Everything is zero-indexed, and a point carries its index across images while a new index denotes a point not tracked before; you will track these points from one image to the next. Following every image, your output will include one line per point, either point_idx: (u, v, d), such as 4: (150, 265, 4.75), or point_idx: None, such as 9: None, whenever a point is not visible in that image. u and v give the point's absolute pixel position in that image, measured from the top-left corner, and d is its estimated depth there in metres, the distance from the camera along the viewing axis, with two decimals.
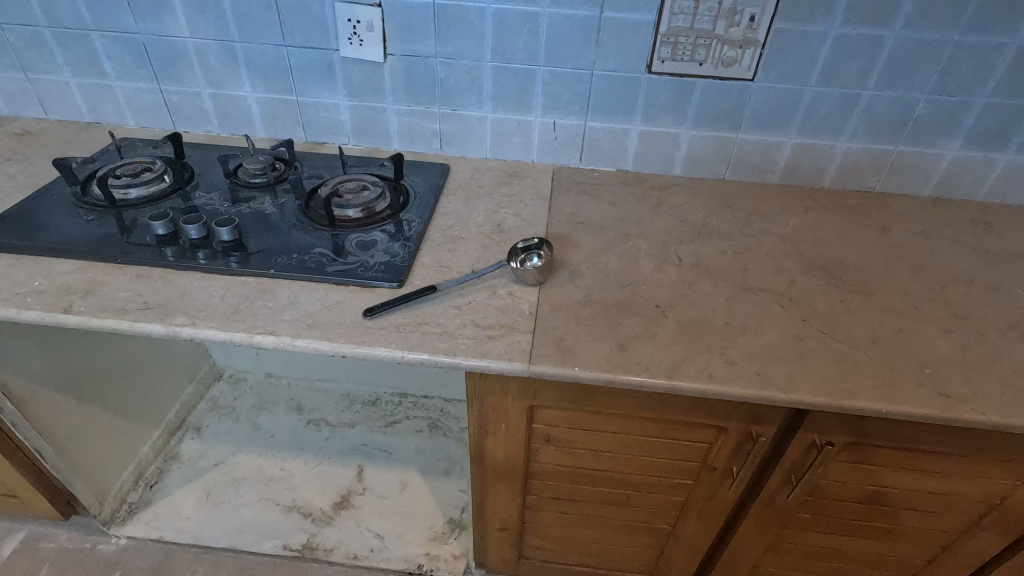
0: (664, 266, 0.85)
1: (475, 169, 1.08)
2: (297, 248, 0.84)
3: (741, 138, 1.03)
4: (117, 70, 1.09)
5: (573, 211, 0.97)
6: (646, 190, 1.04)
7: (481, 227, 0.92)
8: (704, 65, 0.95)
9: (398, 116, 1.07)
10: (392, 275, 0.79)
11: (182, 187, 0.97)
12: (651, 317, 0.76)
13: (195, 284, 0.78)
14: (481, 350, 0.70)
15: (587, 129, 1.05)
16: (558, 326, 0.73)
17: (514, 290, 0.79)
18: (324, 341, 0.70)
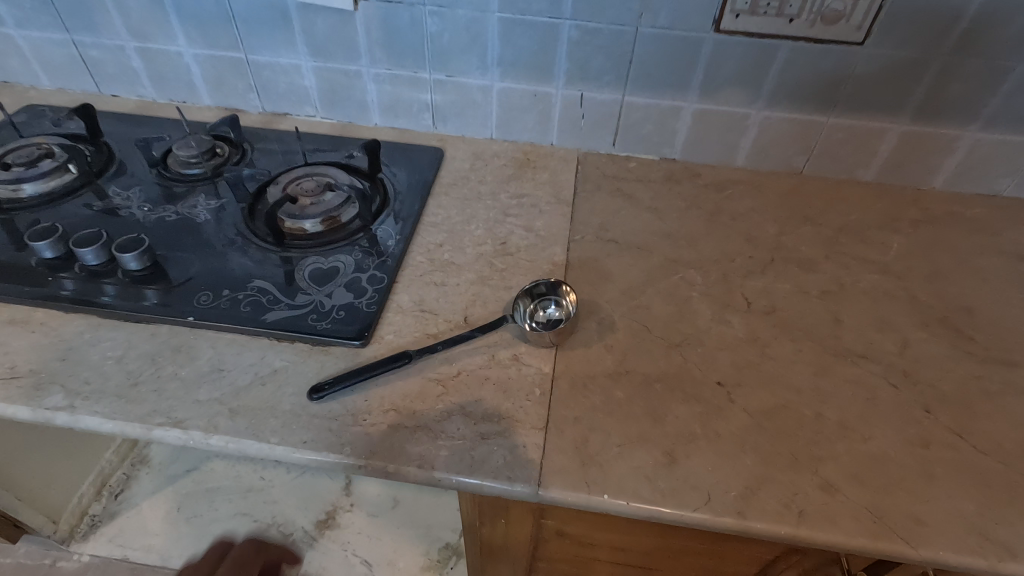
0: (726, 314, 0.62)
1: (477, 155, 0.83)
2: (230, 280, 0.63)
3: (833, 123, 0.76)
4: (14, 15, 0.84)
5: (602, 222, 0.73)
6: (699, 189, 0.79)
7: (480, 246, 0.69)
8: (795, 22, 0.68)
9: (377, 83, 0.82)
10: (354, 327, 0.58)
11: (93, 179, 0.75)
12: (710, 402, 0.54)
13: (86, 337, 0.57)
14: (469, 459, 0.49)
15: (625, 106, 0.79)
16: (579, 419, 0.52)
17: (519, 353, 0.57)
18: (249, 439, 0.50)
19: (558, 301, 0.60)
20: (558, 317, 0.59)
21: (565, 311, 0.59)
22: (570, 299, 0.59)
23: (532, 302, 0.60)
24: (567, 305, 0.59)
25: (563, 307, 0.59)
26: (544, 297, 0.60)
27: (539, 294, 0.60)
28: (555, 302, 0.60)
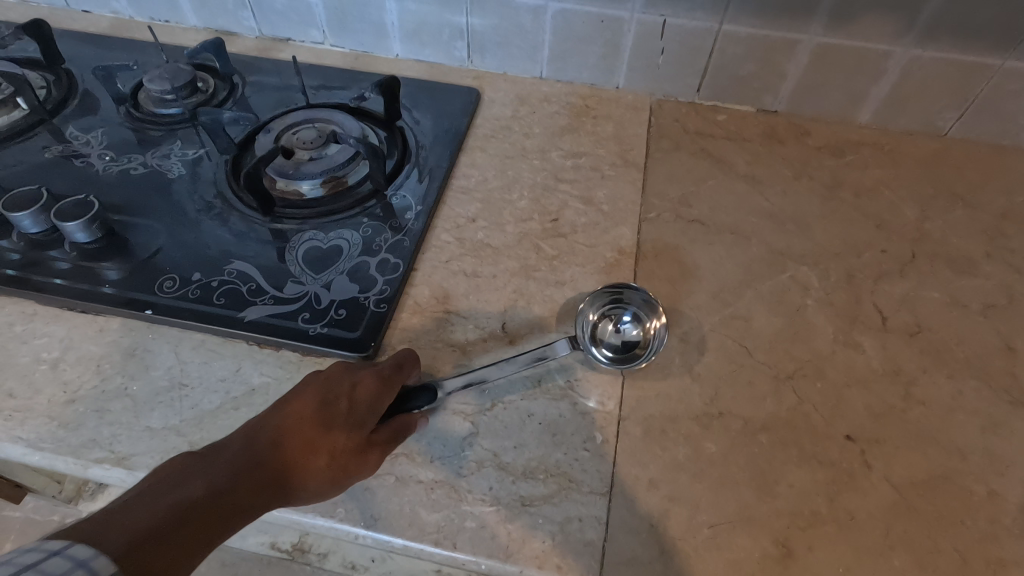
0: (855, 333, 0.46)
1: (522, 99, 0.66)
2: (203, 259, 0.49)
3: (1010, 68, 0.56)
4: None
5: (684, 195, 0.56)
6: (811, 153, 0.61)
7: (525, 223, 0.53)
8: None
9: (398, 0, 0.64)
10: (356, 334, 0.44)
11: (47, 118, 0.60)
12: (838, 466, 0.39)
13: (19, 330, 0.45)
14: (504, 535, 0.36)
15: (722, 38, 0.60)
16: (656, 484, 0.38)
17: (574, 380, 0.42)
18: None
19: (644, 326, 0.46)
20: (633, 345, 0.45)
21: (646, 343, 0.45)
22: (659, 325, 0.45)
23: (606, 307, 0.47)
24: (653, 338, 0.45)
25: (646, 337, 0.45)
26: (626, 313, 0.46)
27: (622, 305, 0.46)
28: (637, 321, 0.46)
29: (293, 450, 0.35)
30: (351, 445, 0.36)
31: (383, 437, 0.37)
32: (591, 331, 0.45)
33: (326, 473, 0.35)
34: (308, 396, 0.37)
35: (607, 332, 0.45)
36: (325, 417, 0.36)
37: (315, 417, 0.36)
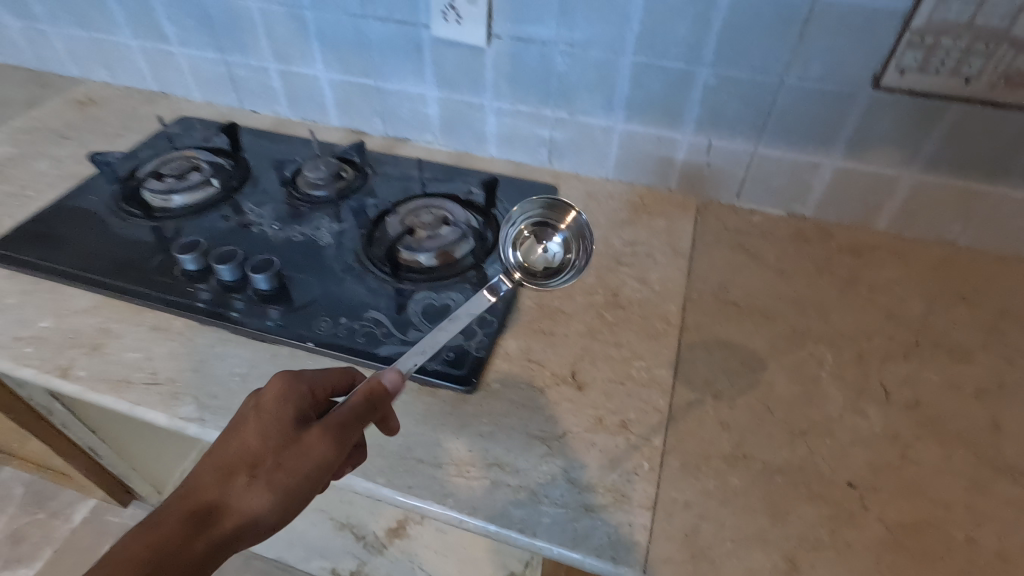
0: (861, 403, 0.56)
1: (591, 195, 0.82)
2: (347, 308, 0.65)
3: (1002, 194, 0.68)
4: (179, 35, 0.92)
5: (722, 281, 0.69)
6: (833, 252, 0.73)
7: (591, 295, 0.67)
8: (972, 81, 0.61)
9: (498, 116, 0.82)
10: (461, 373, 0.58)
11: (231, 194, 0.80)
12: (841, 506, 0.49)
13: (216, 351, 0.61)
14: (570, 532, 0.47)
15: (757, 157, 0.74)
16: (690, 505, 0.49)
17: (627, 420, 0.54)
18: (358, 477, 0.51)
19: (568, 239, 0.58)
20: (555, 261, 0.58)
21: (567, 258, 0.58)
22: (580, 251, 0.58)
23: (537, 224, 0.58)
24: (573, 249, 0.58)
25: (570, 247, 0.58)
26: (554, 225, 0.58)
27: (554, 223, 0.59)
28: (563, 241, 0.58)
29: (218, 486, 0.42)
30: (277, 450, 0.42)
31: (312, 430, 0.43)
32: (518, 240, 0.58)
33: (263, 479, 0.42)
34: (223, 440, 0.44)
35: (533, 247, 0.58)
36: (243, 439, 0.43)
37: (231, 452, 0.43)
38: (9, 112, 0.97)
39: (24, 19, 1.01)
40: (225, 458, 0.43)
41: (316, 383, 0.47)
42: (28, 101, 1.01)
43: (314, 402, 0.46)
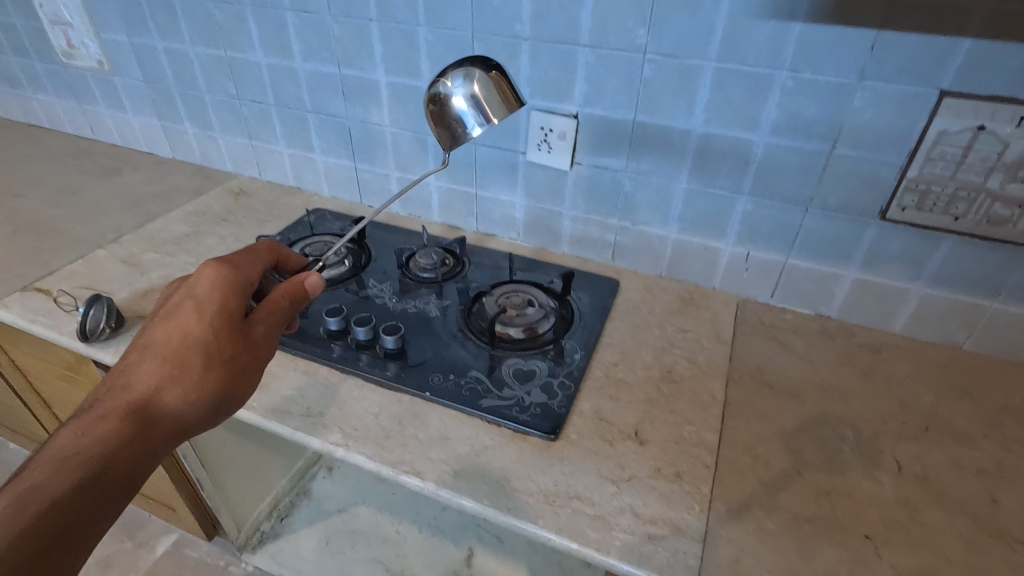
0: (877, 473, 0.68)
1: (647, 288, 0.99)
2: (454, 367, 0.81)
3: (998, 308, 0.81)
4: (322, 146, 1.17)
5: (759, 366, 0.83)
6: (854, 348, 0.87)
7: (649, 370, 0.82)
8: (961, 219, 0.77)
9: (573, 221, 1.02)
10: (547, 424, 0.72)
11: (358, 272, 1.01)
12: (858, 552, 0.60)
13: (354, 394, 0.78)
14: (637, 553, 0.60)
15: (788, 266, 0.90)
16: (734, 541, 0.61)
17: (681, 471, 0.68)
18: (469, 498, 0.65)
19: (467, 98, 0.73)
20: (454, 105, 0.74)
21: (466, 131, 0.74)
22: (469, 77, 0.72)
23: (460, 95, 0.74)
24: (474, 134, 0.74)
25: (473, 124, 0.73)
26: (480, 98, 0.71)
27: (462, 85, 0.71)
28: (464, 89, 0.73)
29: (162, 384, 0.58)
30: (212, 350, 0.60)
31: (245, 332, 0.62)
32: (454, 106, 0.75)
33: (202, 376, 0.59)
34: (165, 341, 0.60)
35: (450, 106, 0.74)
36: (186, 343, 0.59)
37: (173, 352, 0.59)
38: (181, 198, 1.23)
39: (201, 128, 1.29)
40: (171, 355, 0.59)
41: (240, 286, 0.64)
42: (195, 189, 1.27)
43: (240, 304, 0.64)
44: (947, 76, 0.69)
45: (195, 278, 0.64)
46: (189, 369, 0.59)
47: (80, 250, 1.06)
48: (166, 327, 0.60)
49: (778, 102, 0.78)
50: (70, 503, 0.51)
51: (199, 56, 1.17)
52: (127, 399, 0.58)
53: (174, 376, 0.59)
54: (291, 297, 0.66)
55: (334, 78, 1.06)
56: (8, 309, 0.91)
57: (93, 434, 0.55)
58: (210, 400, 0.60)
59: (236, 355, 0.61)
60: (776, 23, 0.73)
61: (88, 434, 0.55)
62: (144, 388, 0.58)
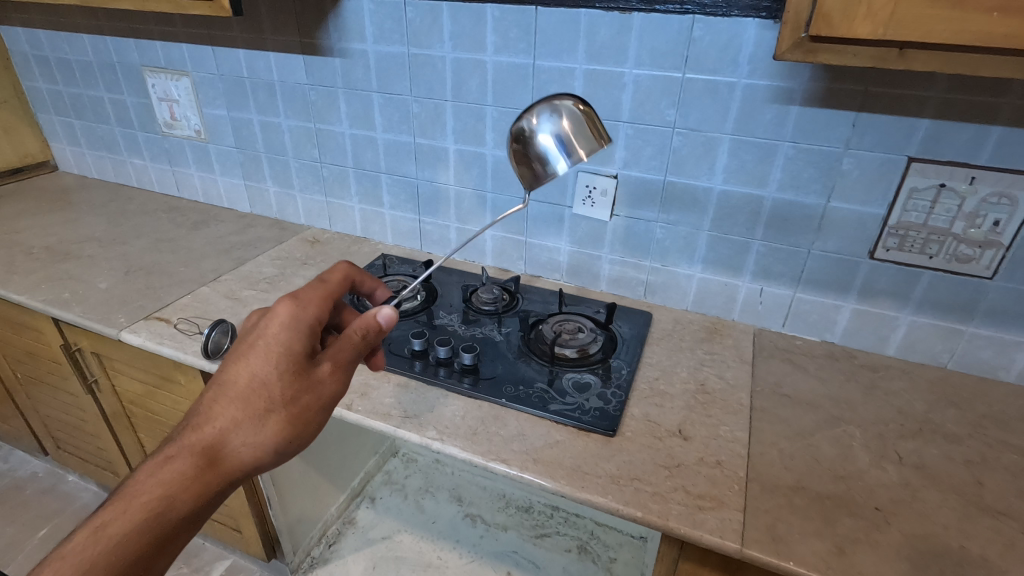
0: (883, 463, 0.83)
1: (677, 320, 1.15)
2: (522, 380, 0.97)
3: (973, 331, 0.98)
4: (391, 202, 1.37)
5: (778, 381, 0.98)
6: (857, 367, 1.03)
7: (686, 384, 0.97)
8: (935, 258, 0.95)
9: (611, 264, 1.20)
10: (606, 423, 0.87)
11: (428, 305, 1.17)
12: (871, 520, 0.74)
13: (440, 401, 0.93)
14: (692, 519, 0.73)
15: (796, 299, 1.08)
16: (769, 511, 0.75)
17: (721, 460, 0.82)
18: (548, 478, 0.79)
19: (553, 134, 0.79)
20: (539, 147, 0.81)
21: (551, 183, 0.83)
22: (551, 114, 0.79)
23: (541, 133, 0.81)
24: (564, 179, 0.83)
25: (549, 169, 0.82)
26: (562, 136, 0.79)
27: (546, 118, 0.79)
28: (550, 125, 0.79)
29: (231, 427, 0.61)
30: (281, 395, 0.62)
31: (312, 373, 0.64)
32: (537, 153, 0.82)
33: (271, 420, 0.62)
34: (236, 384, 0.62)
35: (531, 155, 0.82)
36: (256, 388, 0.62)
37: (242, 396, 0.62)
38: (264, 245, 1.42)
39: (282, 187, 1.49)
40: (241, 398, 0.62)
41: (308, 329, 0.66)
42: (275, 239, 1.46)
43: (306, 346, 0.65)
44: (913, 146, 0.89)
45: (271, 320, 0.65)
46: (254, 417, 0.61)
47: (187, 287, 1.23)
48: (237, 371, 0.63)
49: (783, 166, 0.98)
50: (144, 539, 0.57)
51: (291, 127, 1.38)
52: (195, 441, 0.60)
53: (240, 420, 0.61)
54: (364, 335, 0.66)
55: (409, 146, 1.27)
56: (136, 334, 1.07)
57: (163, 475, 0.58)
58: (273, 449, 0.62)
59: (299, 400, 0.63)
60: (778, 106, 0.94)
61: (161, 476, 0.58)
62: (212, 430, 0.61)
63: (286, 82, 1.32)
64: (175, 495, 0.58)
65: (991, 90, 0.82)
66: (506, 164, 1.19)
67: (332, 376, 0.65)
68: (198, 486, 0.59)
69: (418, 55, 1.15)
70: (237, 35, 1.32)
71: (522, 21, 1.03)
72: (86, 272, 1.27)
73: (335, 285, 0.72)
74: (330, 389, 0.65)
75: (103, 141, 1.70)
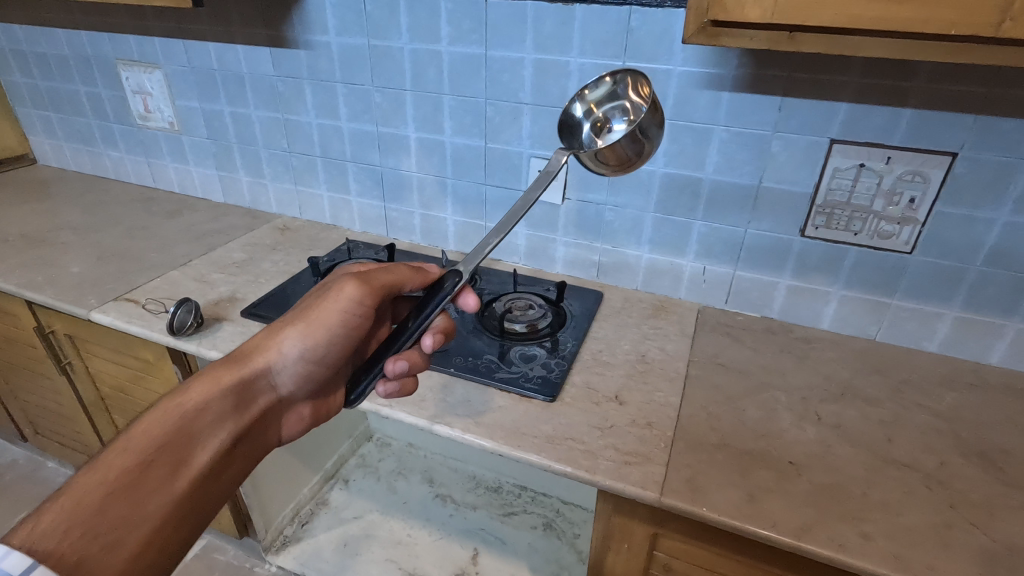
0: (803, 423, 0.89)
1: (627, 298, 1.21)
2: (472, 352, 1.02)
3: (897, 304, 1.04)
4: (358, 190, 1.42)
5: (715, 352, 1.04)
6: (791, 340, 1.09)
7: (628, 355, 1.03)
8: (859, 235, 1.01)
9: (566, 246, 1.25)
10: (547, 389, 0.93)
11: None
12: (784, 472, 0.80)
13: None
14: (618, 473, 0.79)
15: (736, 278, 1.14)
16: (690, 465, 0.80)
17: (652, 422, 0.88)
18: (488, 439, 0.85)
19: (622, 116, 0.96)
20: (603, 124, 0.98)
21: (639, 142, 0.88)
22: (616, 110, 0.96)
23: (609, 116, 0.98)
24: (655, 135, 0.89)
25: (586, 163, 0.90)
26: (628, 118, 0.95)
27: (630, 103, 0.95)
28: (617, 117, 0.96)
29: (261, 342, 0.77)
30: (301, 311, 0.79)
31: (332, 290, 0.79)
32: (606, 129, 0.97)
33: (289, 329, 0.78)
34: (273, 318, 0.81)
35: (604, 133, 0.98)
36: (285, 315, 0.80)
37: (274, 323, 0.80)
38: (236, 233, 1.46)
39: (254, 176, 1.54)
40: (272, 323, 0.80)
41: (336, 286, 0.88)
42: (246, 227, 1.50)
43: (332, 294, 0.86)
44: (834, 129, 0.95)
45: None
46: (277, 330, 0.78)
47: (157, 271, 1.27)
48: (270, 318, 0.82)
49: (718, 149, 1.03)
50: (165, 428, 0.63)
51: (260, 118, 1.43)
52: (232, 357, 0.76)
53: (265, 337, 0.78)
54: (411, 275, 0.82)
55: (373, 134, 1.32)
56: (106, 313, 1.12)
57: (203, 375, 0.71)
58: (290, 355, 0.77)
59: (306, 308, 0.79)
60: (711, 92, 0.99)
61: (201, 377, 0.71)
62: (238, 349, 0.77)
63: (254, 73, 1.37)
64: (195, 390, 0.68)
65: (900, 74, 0.88)
66: (465, 151, 1.24)
67: (348, 286, 0.78)
68: (217, 382, 0.71)
69: (378, 46, 1.20)
70: (207, 27, 1.36)
71: (474, 13, 1.09)
72: (60, 258, 1.31)
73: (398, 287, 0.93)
74: (343, 294, 0.77)
75: (80, 134, 1.74)
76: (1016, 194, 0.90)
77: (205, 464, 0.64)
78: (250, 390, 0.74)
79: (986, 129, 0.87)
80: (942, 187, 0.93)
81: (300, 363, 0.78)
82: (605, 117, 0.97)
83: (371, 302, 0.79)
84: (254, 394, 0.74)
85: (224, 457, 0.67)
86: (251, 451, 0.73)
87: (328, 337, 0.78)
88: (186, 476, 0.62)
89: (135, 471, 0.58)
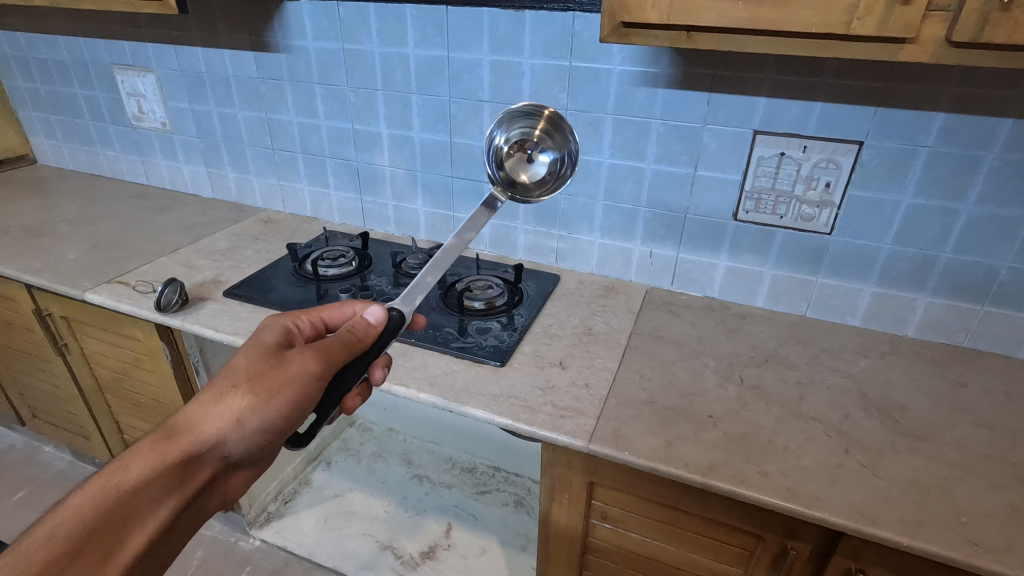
0: (726, 384, 0.98)
1: (581, 281, 1.31)
2: (433, 325, 1.12)
3: (822, 282, 1.14)
4: (336, 184, 1.52)
5: (655, 326, 1.14)
6: (727, 315, 1.18)
7: (576, 328, 1.13)
8: (785, 218, 1.11)
9: (526, 234, 1.35)
10: (497, 356, 1.03)
11: (362, 271, 1.32)
12: (702, 423, 0.89)
13: None
14: (552, 424, 0.88)
15: (679, 260, 1.23)
16: (618, 418, 0.90)
17: (589, 383, 0.97)
18: (440, 397, 0.94)
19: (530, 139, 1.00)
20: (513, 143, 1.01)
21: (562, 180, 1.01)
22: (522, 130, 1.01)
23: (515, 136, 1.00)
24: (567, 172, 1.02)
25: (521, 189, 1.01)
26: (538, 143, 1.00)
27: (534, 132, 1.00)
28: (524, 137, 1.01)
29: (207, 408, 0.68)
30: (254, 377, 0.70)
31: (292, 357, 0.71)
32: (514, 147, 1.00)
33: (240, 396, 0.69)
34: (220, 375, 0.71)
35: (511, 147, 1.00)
36: (233, 374, 0.70)
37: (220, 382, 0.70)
38: (222, 225, 1.56)
39: (239, 172, 1.64)
40: (220, 383, 0.70)
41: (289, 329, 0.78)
42: (232, 219, 1.60)
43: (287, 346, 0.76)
44: (756, 121, 1.05)
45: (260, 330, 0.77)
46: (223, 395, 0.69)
47: (148, 258, 1.37)
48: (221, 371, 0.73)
49: (656, 141, 1.14)
50: (95, 515, 0.57)
51: (245, 117, 1.54)
52: (172, 422, 0.67)
53: (211, 402, 0.68)
54: (352, 326, 0.76)
55: (348, 131, 1.42)
56: (98, 294, 1.22)
57: (139, 450, 0.63)
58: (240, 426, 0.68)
59: (260, 373, 0.70)
60: (647, 89, 1.10)
61: (137, 450, 0.63)
62: (180, 414, 0.68)
63: (239, 76, 1.47)
64: (131, 466, 0.61)
65: (809, 71, 0.98)
66: (432, 146, 1.35)
67: (310, 360, 0.71)
68: (156, 458, 0.63)
69: (351, 50, 1.31)
70: (195, 34, 1.47)
71: (436, 19, 1.19)
72: (57, 247, 1.41)
73: (330, 315, 0.84)
74: (305, 369, 0.70)
75: (78, 135, 1.84)
76: (916, 178, 1.00)
77: (139, 549, 0.59)
78: (195, 465, 0.66)
79: (885, 119, 0.98)
80: (853, 173, 1.03)
81: (256, 434, 0.69)
82: (514, 143, 1.00)
83: (329, 371, 0.72)
84: (200, 467, 0.66)
85: (162, 538, 0.62)
86: (191, 523, 0.66)
87: (287, 409, 0.70)
88: (115, 568, 0.57)
89: (61, 564, 0.54)
